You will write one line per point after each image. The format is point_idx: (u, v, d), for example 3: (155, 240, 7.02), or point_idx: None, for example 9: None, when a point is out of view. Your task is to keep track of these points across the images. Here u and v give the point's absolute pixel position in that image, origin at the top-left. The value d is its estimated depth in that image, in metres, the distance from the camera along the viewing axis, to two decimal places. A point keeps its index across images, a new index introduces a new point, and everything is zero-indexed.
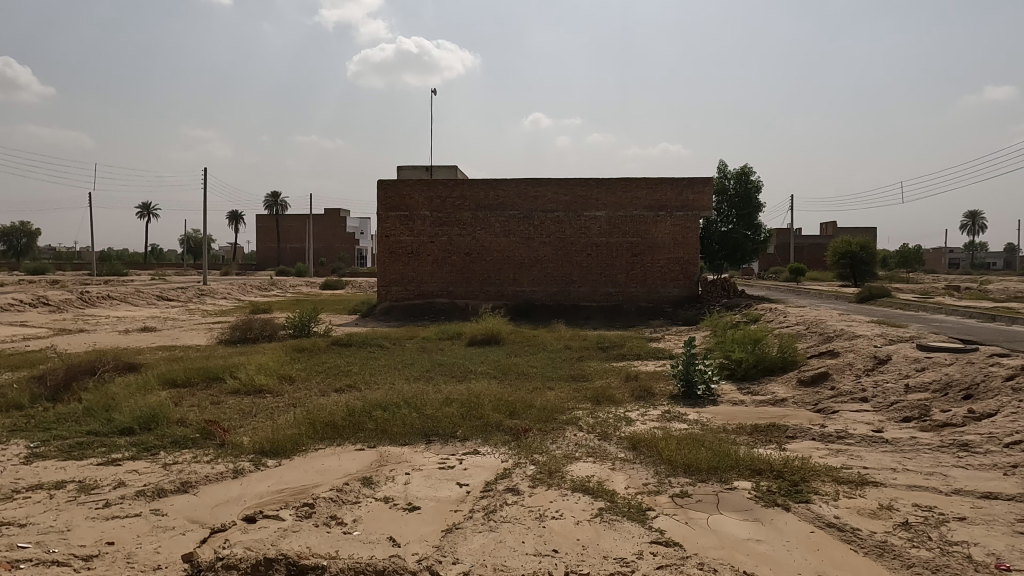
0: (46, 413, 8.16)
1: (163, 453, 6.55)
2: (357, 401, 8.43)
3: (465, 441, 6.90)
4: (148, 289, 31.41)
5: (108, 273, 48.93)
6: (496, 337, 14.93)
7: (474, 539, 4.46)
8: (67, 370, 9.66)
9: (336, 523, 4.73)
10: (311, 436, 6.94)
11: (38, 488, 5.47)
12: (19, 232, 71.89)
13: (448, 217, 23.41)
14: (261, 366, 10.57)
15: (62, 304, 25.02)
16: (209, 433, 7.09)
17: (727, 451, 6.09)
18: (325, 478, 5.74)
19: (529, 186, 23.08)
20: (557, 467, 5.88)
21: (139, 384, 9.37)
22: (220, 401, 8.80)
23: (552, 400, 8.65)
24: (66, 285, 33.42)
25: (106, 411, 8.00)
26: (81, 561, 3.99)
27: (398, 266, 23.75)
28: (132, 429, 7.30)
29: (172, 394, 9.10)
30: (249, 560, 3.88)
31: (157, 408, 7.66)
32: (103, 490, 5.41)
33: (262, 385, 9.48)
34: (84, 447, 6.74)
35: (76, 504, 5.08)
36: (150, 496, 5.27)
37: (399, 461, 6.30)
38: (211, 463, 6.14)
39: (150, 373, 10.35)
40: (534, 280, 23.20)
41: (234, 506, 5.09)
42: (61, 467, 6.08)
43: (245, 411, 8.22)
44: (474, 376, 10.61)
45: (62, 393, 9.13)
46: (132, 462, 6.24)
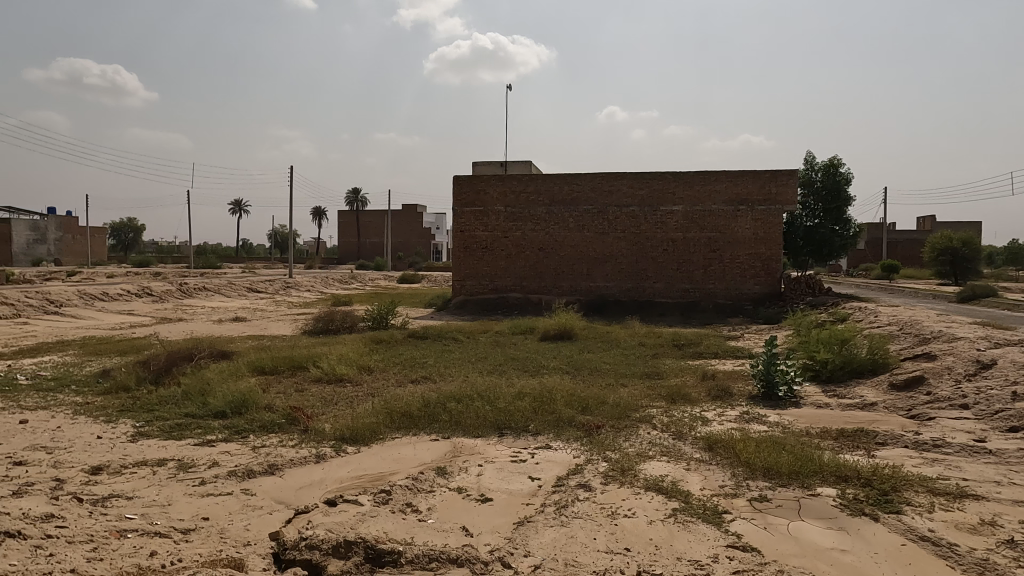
0: (149, 395, 8.82)
1: (253, 436, 6.94)
2: (432, 392, 8.65)
3: (537, 435, 6.93)
4: (239, 281, 33.28)
5: (204, 267, 52.21)
6: (569, 332, 14.89)
7: (545, 533, 4.48)
8: (168, 356, 10.39)
9: (412, 510, 4.86)
10: (388, 425, 7.17)
11: (142, 464, 5.92)
12: (128, 228, 77.74)
13: (522, 212, 23.54)
14: (342, 357, 10.99)
15: (163, 295, 26.88)
16: (294, 419, 7.45)
17: (809, 456, 5.84)
18: (401, 467, 5.91)
19: (604, 180, 22.84)
20: (630, 465, 5.82)
21: (231, 370, 9.96)
22: (303, 389, 9.22)
23: (625, 397, 8.56)
24: (168, 277, 36.01)
25: (201, 395, 8.54)
26: (180, 534, 4.24)
27: (472, 261, 24.14)
28: (226, 413, 7.78)
29: (261, 381, 9.63)
30: (330, 541, 4.05)
31: (247, 394, 8.12)
32: (199, 469, 5.79)
33: (343, 374, 9.87)
34: (183, 428, 7.23)
35: (176, 480, 5.46)
36: (241, 477, 5.60)
37: (472, 453, 6.39)
38: (296, 447, 6.46)
39: (241, 361, 10.96)
40: (608, 275, 22.96)
41: (316, 489, 5.33)
42: (162, 446, 6.56)
43: (327, 399, 8.58)
44: (546, 371, 10.61)
45: (163, 376, 9.85)
46: (225, 443, 6.66)
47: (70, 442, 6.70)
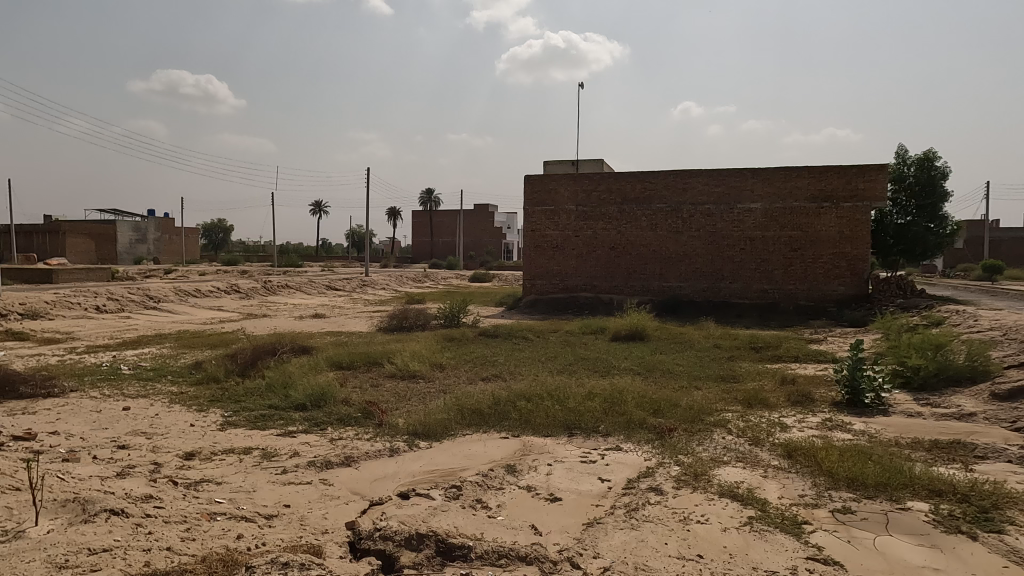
0: (236, 387, 9.32)
1: (331, 429, 7.22)
2: (503, 390, 8.71)
3: (607, 437, 6.86)
4: (319, 279, 34.68)
5: (287, 265, 54.67)
6: (640, 333, 14.65)
7: (614, 535, 4.43)
8: (254, 351, 10.95)
9: (481, 506, 4.92)
10: (459, 421, 7.28)
11: (230, 452, 6.27)
12: (218, 229, 82.42)
13: (593, 211, 23.37)
14: (415, 354, 11.24)
15: (250, 292, 28.34)
16: (369, 413, 7.68)
17: (899, 467, 5.51)
18: (472, 463, 5.99)
19: (678, 178, 22.34)
20: (704, 469, 5.67)
21: (311, 365, 10.39)
22: (379, 384, 9.50)
23: (699, 400, 8.34)
24: (254, 274, 37.90)
25: (283, 387, 8.95)
26: (264, 519, 4.46)
27: (543, 260, 24.17)
28: (306, 405, 8.12)
29: (339, 375, 10.00)
30: (403, 533, 4.15)
31: (326, 388, 8.44)
32: (281, 458, 6.08)
33: (415, 370, 10.10)
34: (267, 419, 7.60)
35: (261, 468, 5.75)
36: (319, 467, 5.83)
37: (542, 452, 6.40)
38: (371, 441, 6.67)
39: (321, 356, 11.40)
40: (682, 275, 22.44)
41: (390, 482, 5.48)
42: (248, 435, 6.93)
43: (400, 394, 8.81)
44: (617, 372, 10.48)
45: (249, 369, 10.39)
46: (305, 434, 6.95)
47: (166, 428, 7.16)
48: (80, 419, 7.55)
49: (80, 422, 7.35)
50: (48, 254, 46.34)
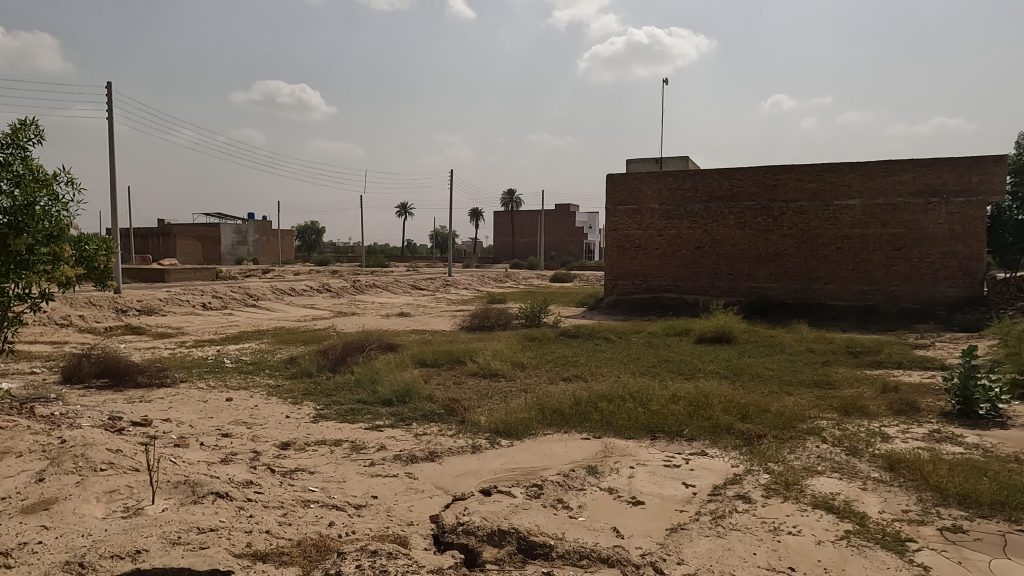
0: (328, 381, 9.76)
1: (416, 424, 7.42)
2: (584, 391, 8.66)
3: (692, 441, 6.68)
4: (405, 279, 35.74)
5: (374, 265, 56.73)
6: (727, 335, 14.18)
7: (700, 542, 4.31)
8: (344, 347, 11.42)
9: (562, 506, 4.91)
10: (540, 421, 7.30)
11: (322, 443, 6.57)
12: (311, 230, 86.54)
13: (677, 210, 22.84)
14: (497, 353, 11.37)
15: (340, 291, 29.59)
16: (452, 410, 7.84)
17: (1020, 486, 5.04)
18: (553, 463, 5.99)
19: (768, 174, 21.45)
20: (795, 479, 5.42)
21: (397, 362, 10.72)
22: (461, 382, 9.68)
23: (790, 407, 7.97)
24: (344, 274, 39.49)
25: (371, 383, 9.29)
26: (354, 508, 4.65)
27: (625, 260, 23.84)
28: (392, 401, 8.39)
29: (423, 372, 10.26)
30: (485, 529, 4.21)
31: (411, 385, 8.69)
32: (369, 450, 6.31)
33: (497, 369, 10.21)
34: (356, 413, 7.91)
35: (350, 460, 6.00)
36: (405, 461, 6.01)
37: (624, 454, 6.32)
38: (454, 437, 6.81)
39: (406, 353, 11.74)
40: (772, 275, 21.53)
41: (473, 478, 5.57)
42: (339, 428, 7.24)
43: (482, 392, 8.94)
44: (703, 375, 10.18)
45: (339, 365, 10.85)
46: (391, 429, 7.18)
47: (264, 419, 7.60)
48: (189, 408, 8.15)
49: (189, 410, 7.93)
50: (160, 255, 50.18)
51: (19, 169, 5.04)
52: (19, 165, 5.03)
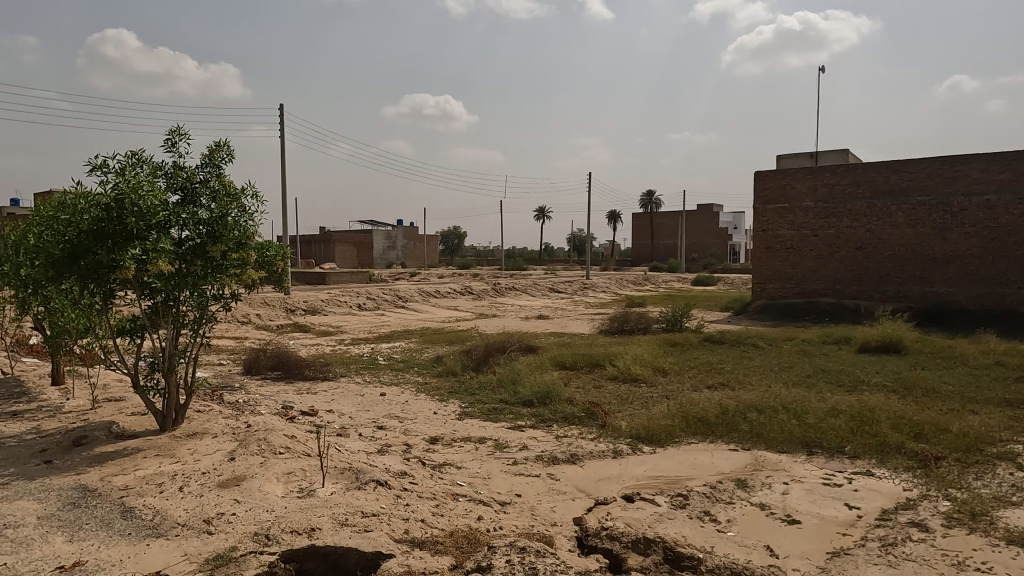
0: (471, 381, 10.14)
1: (557, 426, 7.49)
2: (731, 400, 8.26)
3: (855, 460, 6.14)
4: (543, 282, 36.24)
5: (514, 269, 58.00)
6: (895, 344, 12.85)
7: (867, 570, 3.95)
8: (487, 348, 11.81)
9: (710, 519, 4.72)
10: (684, 429, 7.08)
11: (467, 440, 6.84)
12: (454, 235, 90.43)
13: (835, 208, 21.11)
14: (637, 357, 11.18)
15: (481, 293, 30.62)
16: (593, 414, 7.83)
17: None
18: (699, 473, 5.78)
19: (946, 166, 19.19)
20: (984, 509, 4.79)
21: (537, 364, 10.89)
22: (601, 386, 9.63)
23: (976, 427, 7.06)
24: (485, 277, 40.81)
25: (513, 383, 9.52)
26: (499, 504, 4.79)
27: (775, 262, 22.43)
28: (533, 402, 8.54)
29: (563, 375, 10.33)
30: (630, 535, 4.15)
31: (551, 387, 8.78)
32: (512, 450, 6.47)
33: (638, 374, 10.04)
34: (498, 412, 8.15)
35: (494, 458, 6.19)
36: (547, 461, 6.09)
37: (777, 468, 5.95)
38: (595, 441, 6.79)
39: (546, 355, 11.89)
40: (950, 279, 19.21)
41: (615, 483, 5.52)
42: (483, 426, 7.50)
43: (623, 397, 8.83)
44: (867, 387, 9.31)
45: (482, 365, 11.24)
46: (533, 429, 7.32)
47: (414, 414, 8.05)
48: (349, 401, 8.85)
49: (349, 403, 8.60)
50: (322, 259, 54.96)
51: (215, 185, 5.78)
52: (216, 181, 5.76)
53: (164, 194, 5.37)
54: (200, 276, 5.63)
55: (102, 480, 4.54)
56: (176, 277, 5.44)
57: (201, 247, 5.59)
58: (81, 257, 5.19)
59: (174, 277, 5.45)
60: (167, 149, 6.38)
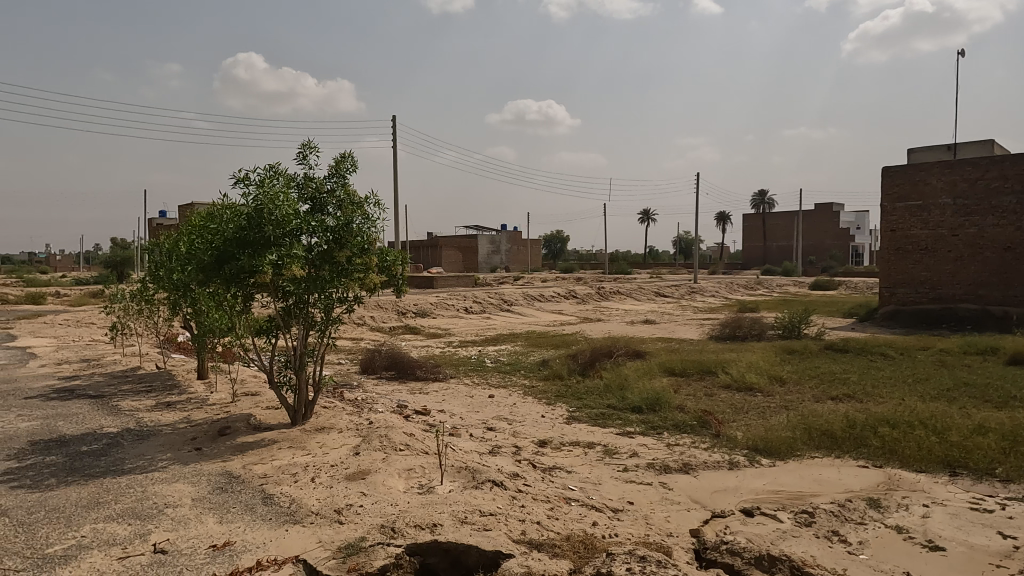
0: (578, 385, 10.09)
1: (668, 434, 7.30)
2: (858, 413, 7.69)
3: (1009, 484, 5.52)
4: (648, 286, 35.47)
5: (618, 272, 57.21)
6: None
7: None
8: (593, 353, 11.72)
9: (840, 540, 4.41)
10: (806, 442, 6.67)
11: (575, 444, 6.82)
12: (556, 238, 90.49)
13: (978, 205, 19.16)
14: (751, 365, 10.68)
15: (585, 297, 30.45)
16: (705, 423, 7.55)
17: None
18: (824, 490, 5.42)
19: None
20: None
21: (645, 369, 10.66)
22: (713, 394, 9.27)
23: None
24: (588, 281, 40.53)
25: (620, 389, 9.37)
26: (612, 511, 4.73)
27: (906, 265, 20.67)
28: (642, 408, 8.37)
29: (672, 382, 10.04)
30: (752, 551, 3.97)
31: (661, 394, 8.57)
32: (622, 456, 6.38)
33: (753, 383, 9.57)
34: (606, 417, 8.06)
35: (604, 463, 6.13)
36: (659, 470, 5.95)
37: (914, 489, 5.47)
38: (709, 451, 6.55)
39: (653, 361, 11.61)
40: None
41: (732, 496, 5.30)
42: (591, 431, 7.44)
43: (737, 406, 8.46)
44: (1021, 404, 8.34)
45: (588, 369, 11.16)
46: (642, 437, 7.17)
47: (523, 417, 8.13)
48: (459, 402, 9.08)
49: (459, 404, 8.83)
50: (430, 264, 56.87)
51: (341, 195, 6.12)
52: (342, 191, 6.11)
53: (297, 204, 5.77)
54: (328, 280, 5.98)
55: (244, 468, 4.94)
56: (308, 282, 5.85)
57: (328, 253, 5.97)
58: (227, 263, 5.72)
59: (306, 281, 5.85)
60: (298, 161, 6.83)
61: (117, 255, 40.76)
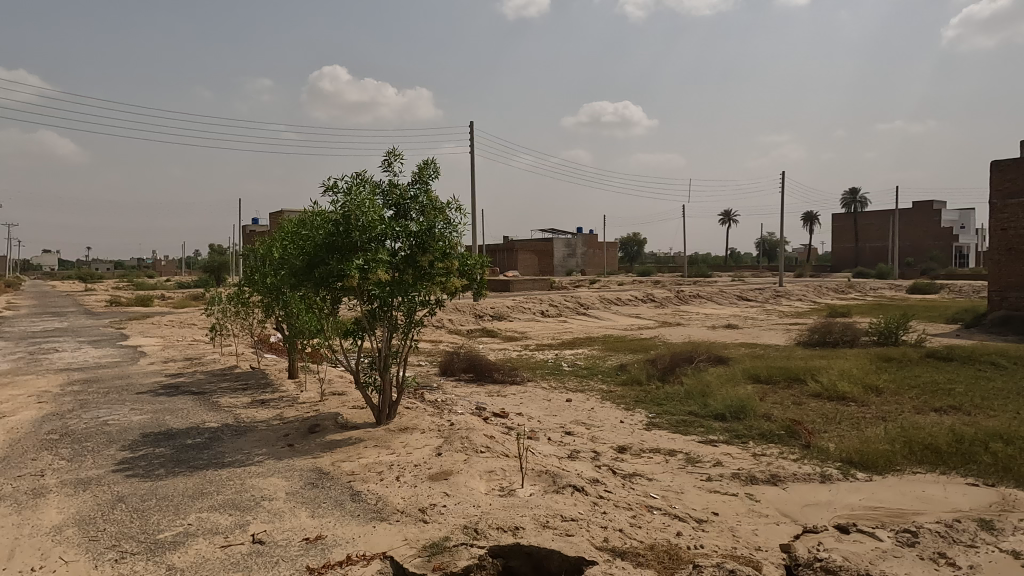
0: (657, 391, 9.88)
1: (753, 443, 7.03)
2: (966, 426, 7.13)
3: None
4: (730, 290, 34.35)
5: (697, 275, 55.73)
6: None
7: None
8: (673, 358, 11.46)
9: (947, 563, 4.10)
10: (907, 456, 6.25)
11: (656, 451, 6.68)
12: (634, 241, 89.31)
13: None
14: (844, 373, 10.11)
15: (664, 301, 29.83)
16: (794, 433, 7.21)
17: None
18: (928, 508, 5.06)
19: None
20: None
21: (728, 376, 10.31)
22: (802, 402, 8.85)
23: None
24: (666, 285, 39.68)
25: (702, 396, 9.11)
26: (696, 522, 4.60)
27: (1019, 267, 19.02)
28: (725, 416, 8.10)
29: (757, 389, 9.67)
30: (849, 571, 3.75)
31: (746, 401, 8.26)
32: (705, 465, 6.20)
33: (846, 392, 9.06)
34: (688, 424, 7.85)
35: (686, 472, 5.97)
36: (745, 480, 5.74)
37: None
38: (799, 462, 6.25)
39: (737, 367, 11.21)
40: None
41: (826, 511, 5.04)
42: (672, 438, 7.27)
43: (828, 416, 8.04)
44: None
45: (668, 375, 10.91)
46: (727, 445, 6.94)
47: (601, 422, 8.05)
48: (537, 405, 9.09)
49: (537, 407, 8.85)
50: (506, 267, 57.38)
51: (424, 200, 6.27)
52: (424, 197, 6.25)
53: (382, 211, 5.96)
54: (411, 284, 6.14)
55: (333, 465, 5.14)
56: (393, 286, 6.03)
57: (411, 258, 6.14)
58: (317, 268, 5.99)
59: (391, 285, 6.04)
60: (383, 169, 7.07)
61: (216, 261, 43.51)
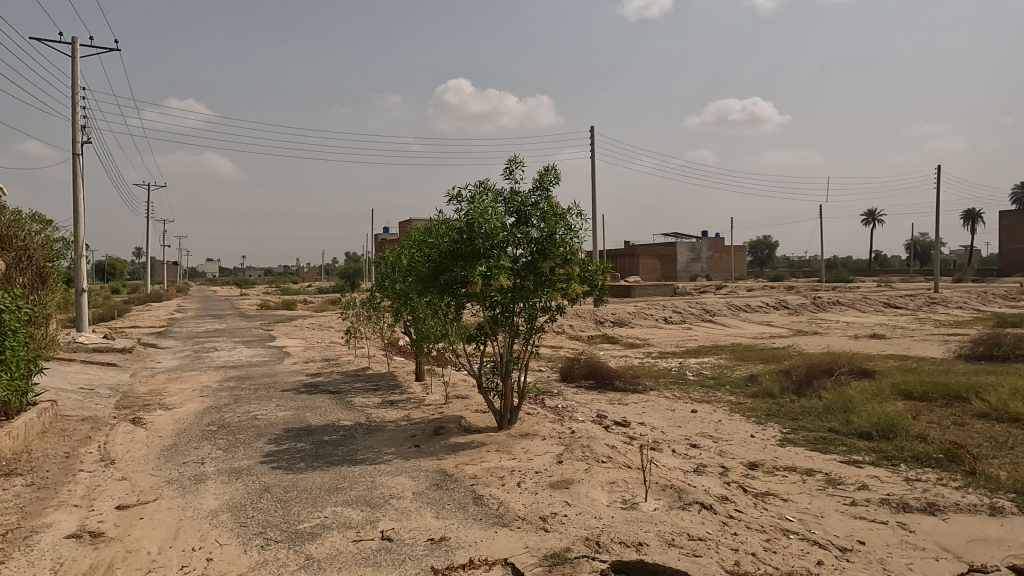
0: (793, 404, 9.23)
1: (905, 466, 6.37)
2: None
3: None
4: (875, 296, 31.47)
5: (836, 280, 51.78)
6: None
7: None
8: (810, 370, 10.66)
9: None
10: None
11: (791, 470, 6.23)
12: (765, 246, 84.77)
13: None
14: (1018, 392, 8.87)
15: (799, 308, 27.95)
16: (955, 457, 6.43)
17: None
18: None
19: None
20: None
21: (875, 391, 9.40)
22: (965, 423, 7.88)
23: None
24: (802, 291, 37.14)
25: (844, 411, 8.38)
26: (839, 550, 4.21)
27: None
28: (871, 435, 7.41)
29: (910, 406, 8.74)
30: None
31: (896, 419, 7.50)
32: (848, 487, 5.69)
33: (1020, 413, 7.94)
34: (827, 442, 7.27)
35: (826, 494, 5.51)
36: (896, 508, 5.20)
37: None
38: (961, 491, 5.56)
39: (884, 381, 10.21)
40: None
41: (997, 548, 4.43)
42: (809, 456, 6.76)
43: (997, 440, 7.09)
44: None
45: (805, 388, 10.16)
46: (873, 468, 6.33)
47: (730, 435, 7.64)
48: (660, 415, 8.81)
49: (660, 417, 8.58)
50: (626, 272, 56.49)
51: (544, 207, 6.23)
52: (545, 204, 6.23)
53: (504, 218, 6.03)
54: (532, 290, 6.18)
55: (456, 467, 5.28)
56: (514, 292, 6.10)
57: (533, 264, 6.17)
58: (442, 274, 6.21)
59: (512, 291, 6.11)
60: (506, 176, 7.16)
61: (352, 267, 46.47)
